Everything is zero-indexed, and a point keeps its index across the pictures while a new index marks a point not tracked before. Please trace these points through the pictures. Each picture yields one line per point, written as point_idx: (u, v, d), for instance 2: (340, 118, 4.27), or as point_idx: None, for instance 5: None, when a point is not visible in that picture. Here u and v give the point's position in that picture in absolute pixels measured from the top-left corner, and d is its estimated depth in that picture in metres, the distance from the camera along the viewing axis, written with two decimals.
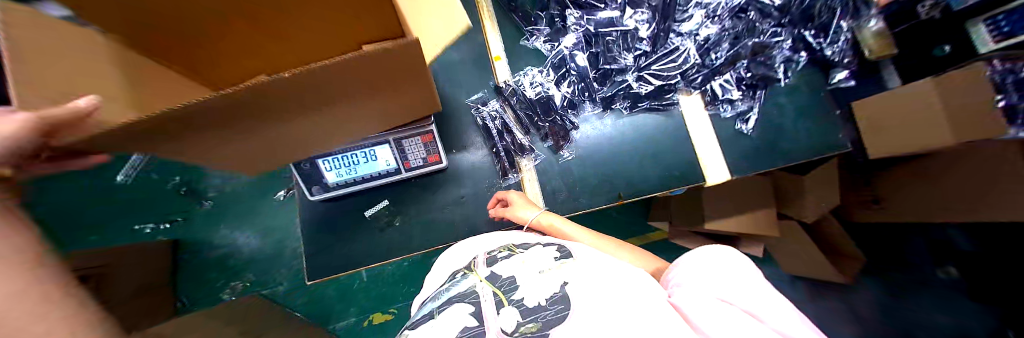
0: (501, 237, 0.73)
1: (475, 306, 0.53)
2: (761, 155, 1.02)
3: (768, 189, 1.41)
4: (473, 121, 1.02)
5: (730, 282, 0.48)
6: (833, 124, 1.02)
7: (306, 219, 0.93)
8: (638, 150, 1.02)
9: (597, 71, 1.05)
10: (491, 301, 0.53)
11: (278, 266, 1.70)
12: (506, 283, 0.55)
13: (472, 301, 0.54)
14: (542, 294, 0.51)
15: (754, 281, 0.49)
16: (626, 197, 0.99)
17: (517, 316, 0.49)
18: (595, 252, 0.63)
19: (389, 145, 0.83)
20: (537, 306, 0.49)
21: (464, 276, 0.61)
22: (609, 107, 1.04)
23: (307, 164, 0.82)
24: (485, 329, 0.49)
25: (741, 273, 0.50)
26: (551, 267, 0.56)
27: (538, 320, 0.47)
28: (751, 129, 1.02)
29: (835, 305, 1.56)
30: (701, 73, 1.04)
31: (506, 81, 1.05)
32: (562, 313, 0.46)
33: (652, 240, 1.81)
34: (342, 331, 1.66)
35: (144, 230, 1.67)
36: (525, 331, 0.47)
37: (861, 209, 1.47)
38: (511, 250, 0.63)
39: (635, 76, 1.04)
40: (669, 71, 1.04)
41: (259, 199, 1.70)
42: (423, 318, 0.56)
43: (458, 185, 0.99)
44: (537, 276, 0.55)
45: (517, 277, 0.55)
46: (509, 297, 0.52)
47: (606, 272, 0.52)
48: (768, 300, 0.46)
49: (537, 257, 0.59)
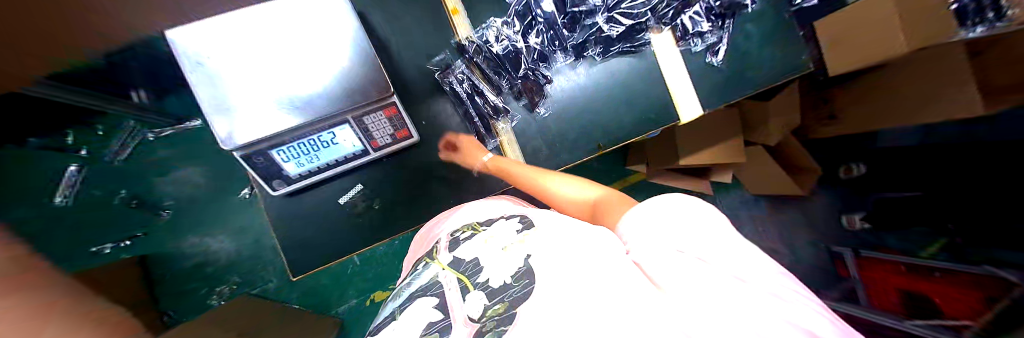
0: (467, 213, 0.80)
1: (438, 297, 0.52)
2: (730, 86, 1.03)
3: (735, 120, 1.47)
4: (439, 88, 0.94)
5: (687, 225, 0.46)
6: (797, 48, 1.03)
7: (275, 216, 0.87)
8: (615, 97, 1.00)
9: (565, 15, 0.96)
10: (455, 289, 0.53)
11: (263, 264, 1.64)
12: (470, 267, 0.55)
13: (435, 293, 0.53)
14: (507, 270, 0.49)
15: (714, 224, 0.47)
16: (605, 147, 0.99)
17: (484, 299, 0.47)
18: (558, 216, 0.63)
19: (350, 125, 0.76)
20: (503, 285, 0.47)
21: (428, 267, 0.64)
22: (581, 55, 0.99)
23: (260, 157, 0.72)
24: (451, 320, 0.46)
25: (697, 219, 0.46)
26: (512, 242, 0.56)
27: (505, 300, 0.44)
28: (721, 61, 1.02)
29: (795, 217, 1.77)
30: (671, 7, 0.98)
31: (469, 37, 0.93)
32: (527, 288, 0.43)
33: (632, 183, 1.87)
34: (345, 314, 1.68)
35: (100, 253, 1.50)
36: (492, 314, 0.43)
37: (820, 126, 1.61)
38: (473, 231, 0.67)
39: (605, 18, 0.97)
40: (639, 8, 0.96)
41: (223, 198, 1.58)
42: (386, 320, 0.57)
43: (433, 158, 0.93)
44: (500, 252, 0.55)
45: (480, 258, 0.56)
46: (475, 281, 0.52)
47: (566, 234, 0.51)
48: (728, 246, 0.42)
49: (501, 233, 0.61)
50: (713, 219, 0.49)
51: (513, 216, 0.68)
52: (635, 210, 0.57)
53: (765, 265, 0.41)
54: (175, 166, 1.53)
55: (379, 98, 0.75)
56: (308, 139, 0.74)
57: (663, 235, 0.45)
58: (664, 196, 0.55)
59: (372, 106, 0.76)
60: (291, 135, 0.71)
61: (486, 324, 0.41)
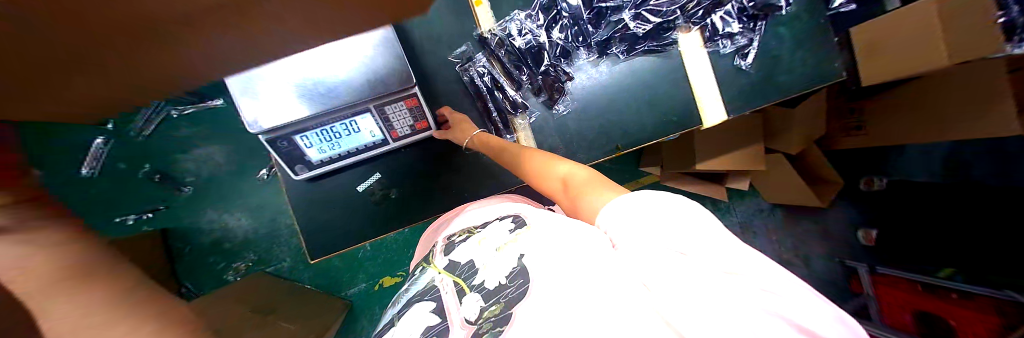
0: (473, 215, 0.74)
1: (435, 302, 0.54)
2: (757, 92, 0.99)
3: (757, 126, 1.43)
4: (459, 80, 0.94)
5: (674, 228, 0.43)
6: (833, 54, 0.98)
7: (297, 199, 0.89)
8: (637, 98, 0.97)
9: (591, 10, 0.93)
10: (452, 292, 0.54)
11: (278, 244, 1.70)
12: (465, 270, 0.56)
13: (432, 298, 0.55)
14: (500, 273, 0.51)
15: (705, 224, 0.44)
16: (623, 148, 0.97)
17: (480, 300, 0.50)
18: (553, 213, 0.60)
19: (371, 114, 0.76)
20: (498, 287, 0.49)
21: (425, 271, 0.64)
22: (605, 52, 0.96)
23: (284, 141, 0.75)
24: (448, 324, 0.50)
25: (686, 214, 0.45)
26: (506, 242, 0.55)
27: (500, 301, 0.47)
28: (750, 64, 0.98)
29: (808, 229, 1.75)
30: (701, 6, 0.95)
31: (491, 29, 0.92)
32: (521, 289, 0.46)
33: (644, 184, 1.87)
34: (354, 297, 1.73)
35: (126, 222, 1.59)
36: (487, 316, 0.47)
37: (847, 136, 1.53)
38: (469, 233, 0.66)
39: (632, 15, 0.94)
40: (667, 6, 0.94)
41: (239, 179, 1.60)
42: (387, 325, 0.60)
43: (450, 151, 0.93)
44: (493, 254, 0.55)
45: (475, 260, 0.57)
46: (471, 284, 0.53)
47: (556, 234, 0.49)
48: (718, 241, 0.42)
49: (494, 234, 0.59)
50: (701, 215, 0.45)
51: (507, 214, 0.64)
52: (613, 203, 0.52)
53: (757, 265, 0.40)
54: (197, 145, 1.51)
55: (395, 91, 0.75)
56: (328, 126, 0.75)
57: (648, 233, 0.44)
58: (643, 190, 0.51)
59: (392, 96, 0.76)
60: (313, 122, 0.73)
61: (482, 325, 0.46)
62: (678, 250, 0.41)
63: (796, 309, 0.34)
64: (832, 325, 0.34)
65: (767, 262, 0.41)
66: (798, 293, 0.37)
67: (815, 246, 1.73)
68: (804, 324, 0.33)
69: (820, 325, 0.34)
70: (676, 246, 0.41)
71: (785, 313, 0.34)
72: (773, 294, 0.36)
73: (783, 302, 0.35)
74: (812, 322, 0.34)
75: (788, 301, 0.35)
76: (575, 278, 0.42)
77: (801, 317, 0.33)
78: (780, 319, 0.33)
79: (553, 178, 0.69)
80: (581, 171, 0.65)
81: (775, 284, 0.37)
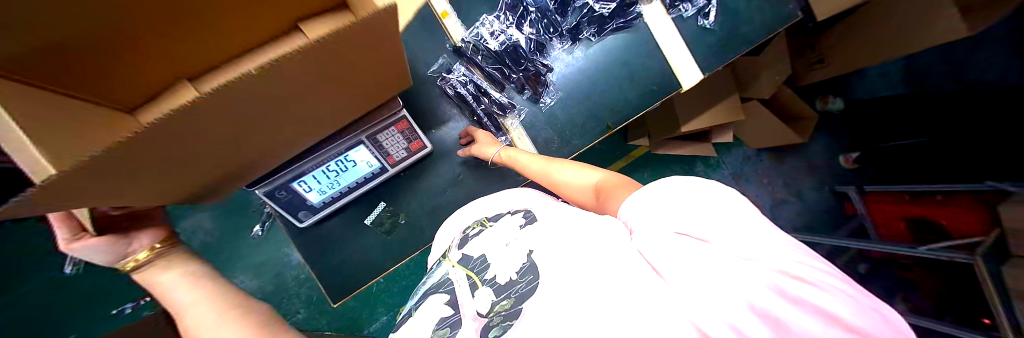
0: (485, 205, 0.72)
1: (450, 294, 0.53)
2: (725, 47, 1.04)
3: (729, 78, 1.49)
4: (442, 94, 0.94)
5: (690, 213, 0.38)
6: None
7: (303, 246, 0.87)
8: (617, 76, 1.00)
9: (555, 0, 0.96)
10: (465, 286, 0.53)
11: (288, 297, 1.63)
12: (478, 265, 0.55)
13: (446, 291, 0.55)
14: (511, 269, 0.49)
15: (725, 206, 0.38)
16: (614, 126, 1.00)
17: (492, 295, 0.47)
18: (562, 206, 0.60)
19: (365, 145, 0.75)
20: (508, 282, 0.47)
21: (439, 265, 0.64)
22: (577, 38, 0.98)
23: (284, 191, 0.73)
24: (460, 316, 0.48)
25: (722, 204, 0.39)
26: (516, 237, 0.54)
27: (511, 296, 0.45)
28: (713, 22, 1.03)
29: (795, 164, 1.83)
30: None
31: (463, 37, 0.93)
32: (530, 284, 0.44)
33: (636, 157, 1.93)
34: (378, 331, 1.70)
35: (124, 313, 1.50)
36: (499, 310, 0.44)
37: (811, 73, 1.62)
38: (481, 226, 0.64)
39: None
40: None
41: (234, 240, 1.56)
42: (405, 318, 0.57)
43: (448, 164, 0.94)
44: (504, 249, 0.54)
45: (487, 255, 0.55)
46: (483, 278, 0.52)
47: (567, 227, 0.50)
48: (761, 236, 0.35)
49: (505, 228, 0.59)
50: (722, 201, 0.40)
51: (517, 209, 0.63)
52: (635, 195, 0.49)
53: (779, 249, 0.34)
54: (186, 212, 1.52)
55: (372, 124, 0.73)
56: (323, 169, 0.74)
57: (665, 214, 0.41)
58: (663, 178, 0.46)
59: (384, 122, 0.75)
60: (302, 168, 0.71)
61: (492, 319, 0.44)
62: (679, 231, 0.37)
63: (817, 293, 0.29)
64: (863, 312, 0.29)
65: (797, 252, 0.34)
66: (851, 297, 0.30)
67: (803, 180, 1.83)
68: (828, 310, 0.28)
69: (848, 309, 0.28)
70: (682, 231, 0.37)
71: (802, 293, 0.29)
72: (794, 280, 0.31)
73: (808, 290, 0.30)
74: (840, 310, 0.28)
75: (815, 288, 0.30)
76: (584, 266, 0.41)
77: (818, 300, 0.29)
78: (785, 297, 0.29)
79: (584, 188, 0.69)
80: (613, 178, 0.62)
81: (796, 270, 0.31)
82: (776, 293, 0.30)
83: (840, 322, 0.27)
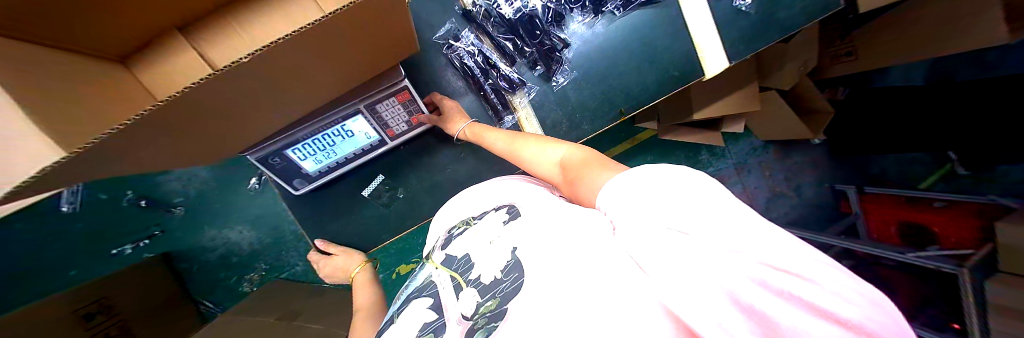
0: (481, 194, 0.69)
1: (433, 298, 0.52)
2: (758, 34, 0.92)
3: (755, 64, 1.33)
4: (446, 65, 0.87)
5: (669, 202, 0.30)
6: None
7: (300, 213, 0.86)
8: (638, 56, 0.90)
9: None
10: (449, 288, 0.52)
11: (284, 250, 1.60)
12: (462, 265, 0.53)
13: (430, 294, 0.54)
14: (495, 267, 0.46)
15: (707, 191, 0.30)
16: (628, 112, 0.93)
17: (476, 298, 0.45)
18: (548, 198, 0.53)
19: (364, 115, 0.71)
20: (493, 283, 0.44)
21: (422, 268, 0.65)
22: (599, 11, 0.88)
23: (278, 158, 0.72)
24: (444, 321, 0.47)
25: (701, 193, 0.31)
26: (499, 235, 0.51)
27: (495, 297, 0.42)
28: (750, 5, 0.91)
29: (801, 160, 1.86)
30: None
31: (474, 0, 0.84)
32: (514, 284, 0.40)
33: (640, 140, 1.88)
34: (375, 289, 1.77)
35: (124, 253, 1.42)
36: (484, 312, 0.41)
37: (835, 66, 1.51)
38: (466, 226, 0.62)
39: None
40: None
41: (230, 192, 1.45)
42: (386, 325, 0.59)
43: (448, 141, 0.89)
44: (487, 247, 0.51)
45: (471, 254, 0.53)
46: (466, 276, 0.51)
47: (549, 219, 0.44)
48: (748, 226, 0.26)
49: (489, 226, 0.56)
50: (701, 185, 0.31)
51: (500, 203, 0.60)
52: (613, 180, 0.41)
53: (768, 236, 0.25)
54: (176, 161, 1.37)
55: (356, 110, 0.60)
56: (315, 137, 0.71)
57: (639, 208, 0.33)
58: (643, 165, 0.37)
59: (384, 92, 0.71)
60: (291, 135, 0.68)
61: (476, 320, 0.41)
62: (665, 224, 0.29)
63: (812, 290, 0.21)
64: (871, 313, 0.21)
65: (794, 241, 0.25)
66: (842, 283, 0.22)
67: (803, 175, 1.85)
68: (819, 305, 0.20)
69: (846, 306, 0.20)
70: (667, 228, 0.29)
71: (792, 282, 0.22)
72: (782, 273, 0.22)
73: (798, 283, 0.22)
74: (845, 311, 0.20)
75: (808, 283, 0.22)
76: (564, 257, 0.35)
77: (812, 294, 0.21)
78: (769, 292, 0.21)
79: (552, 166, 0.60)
80: (583, 156, 0.55)
81: (787, 257, 0.23)
82: (767, 290, 0.21)
83: (838, 320, 0.20)
